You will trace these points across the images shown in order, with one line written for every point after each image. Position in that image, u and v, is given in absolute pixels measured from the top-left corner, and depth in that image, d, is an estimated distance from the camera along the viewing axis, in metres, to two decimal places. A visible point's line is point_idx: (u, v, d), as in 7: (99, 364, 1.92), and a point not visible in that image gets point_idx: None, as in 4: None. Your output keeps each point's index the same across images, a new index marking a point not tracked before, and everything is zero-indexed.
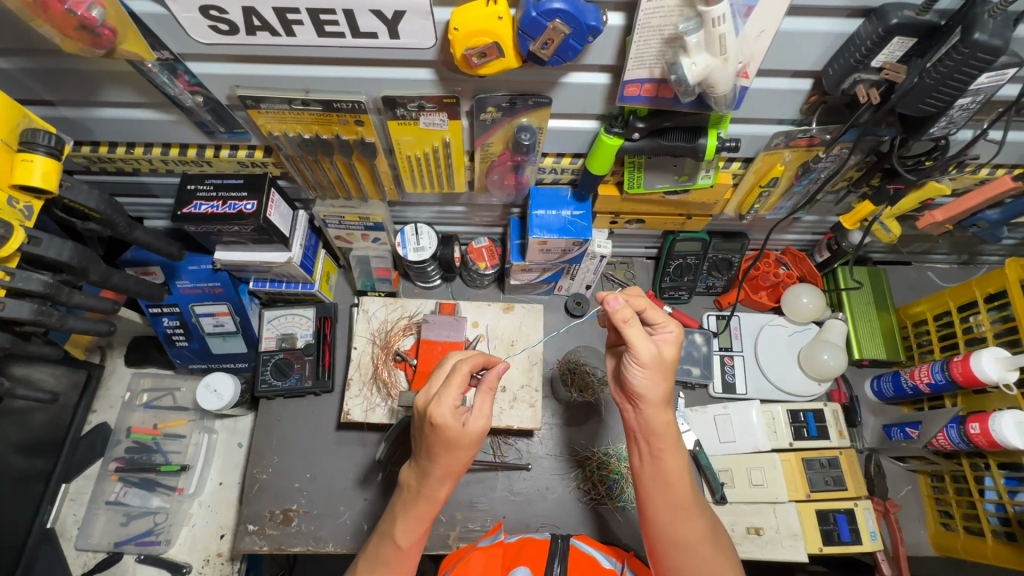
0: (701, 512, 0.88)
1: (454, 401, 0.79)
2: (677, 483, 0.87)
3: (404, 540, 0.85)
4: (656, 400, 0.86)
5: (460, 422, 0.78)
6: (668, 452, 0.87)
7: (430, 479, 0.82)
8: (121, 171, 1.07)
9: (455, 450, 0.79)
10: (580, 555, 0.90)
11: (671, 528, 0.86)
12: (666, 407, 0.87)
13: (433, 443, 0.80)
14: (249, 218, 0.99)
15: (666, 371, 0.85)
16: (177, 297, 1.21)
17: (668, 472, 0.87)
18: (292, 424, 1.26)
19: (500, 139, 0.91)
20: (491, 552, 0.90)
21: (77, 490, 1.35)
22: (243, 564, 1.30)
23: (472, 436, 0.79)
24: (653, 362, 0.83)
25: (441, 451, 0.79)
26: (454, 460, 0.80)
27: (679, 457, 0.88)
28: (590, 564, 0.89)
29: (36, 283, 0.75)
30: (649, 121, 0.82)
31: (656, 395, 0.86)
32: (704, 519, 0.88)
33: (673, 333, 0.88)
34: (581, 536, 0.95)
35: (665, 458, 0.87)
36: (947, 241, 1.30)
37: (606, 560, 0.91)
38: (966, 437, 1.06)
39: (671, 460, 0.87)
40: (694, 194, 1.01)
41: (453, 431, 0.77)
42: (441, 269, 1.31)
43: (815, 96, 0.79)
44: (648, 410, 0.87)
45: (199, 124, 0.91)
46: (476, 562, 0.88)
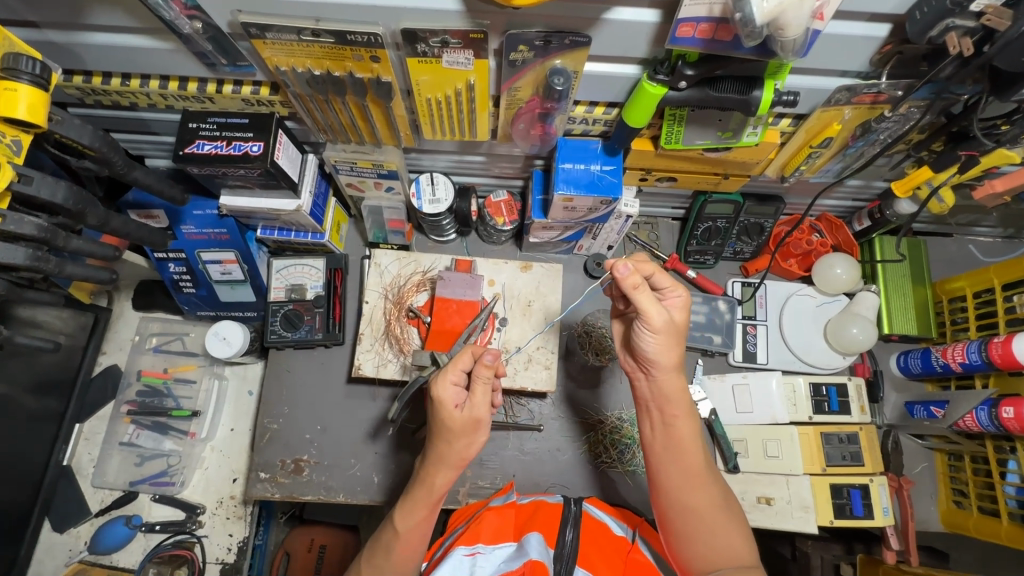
0: (712, 482, 0.85)
1: (453, 381, 0.82)
2: (688, 448, 0.85)
3: (404, 526, 0.85)
4: (668, 365, 0.84)
5: (454, 402, 0.81)
6: (679, 417, 0.86)
7: (427, 463, 0.84)
8: (118, 105, 0.99)
9: (448, 433, 0.81)
10: (592, 520, 0.89)
11: (681, 495, 0.84)
12: (676, 372, 0.86)
13: (433, 422, 0.83)
14: (256, 160, 0.93)
15: (674, 336, 0.83)
16: (183, 243, 1.17)
17: (679, 437, 0.85)
18: (302, 375, 1.25)
19: (529, 83, 0.82)
20: (504, 514, 0.89)
21: (91, 430, 1.36)
22: (256, 507, 1.33)
23: (464, 420, 0.81)
24: (662, 326, 0.81)
25: (436, 431, 0.82)
26: (449, 447, 0.82)
27: (688, 424, 0.86)
28: (602, 530, 0.88)
29: (30, 227, 0.70)
30: (700, 67, 0.73)
31: (669, 359, 0.84)
32: (714, 488, 0.85)
33: (680, 298, 0.85)
34: (592, 500, 0.95)
35: (676, 423, 0.86)
36: (998, 212, 1.22)
37: (617, 527, 0.92)
38: (996, 421, 1.02)
39: (682, 425, 0.86)
40: (735, 152, 0.93)
41: (446, 411, 0.80)
42: (457, 223, 1.25)
43: (891, 45, 0.70)
44: (660, 375, 0.85)
45: (198, 54, 0.83)
46: (490, 520, 0.88)
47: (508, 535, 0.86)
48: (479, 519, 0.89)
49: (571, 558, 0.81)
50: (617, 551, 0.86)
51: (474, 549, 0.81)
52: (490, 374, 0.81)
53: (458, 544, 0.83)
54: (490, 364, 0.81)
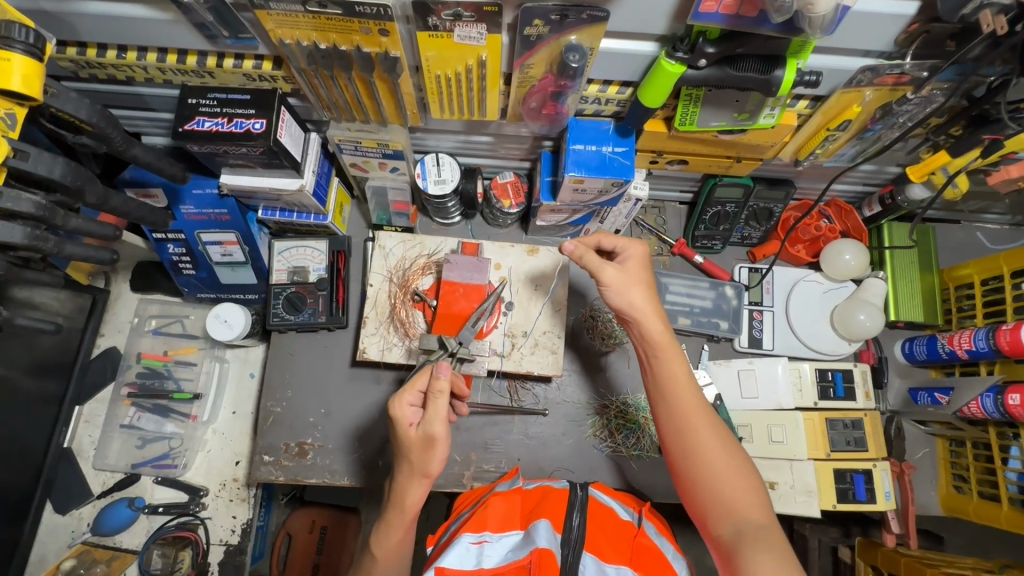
0: (716, 425, 0.86)
1: (409, 401, 0.86)
2: (681, 390, 0.88)
3: (381, 548, 0.87)
4: (644, 312, 0.91)
5: (410, 420, 0.85)
6: (667, 359, 0.89)
7: (395, 482, 0.88)
8: (113, 78, 0.96)
9: (406, 450, 0.85)
10: (598, 505, 0.89)
11: (684, 441, 0.85)
12: (658, 315, 0.91)
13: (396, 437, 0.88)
14: (258, 138, 0.90)
15: (635, 285, 0.92)
16: (182, 224, 1.14)
17: (675, 380, 0.88)
18: (305, 358, 1.23)
19: (543, 60, 0.79)
20: (511, 500, 0.89)
21: (90, 412, 1.35)
22: (259, 490, 1.32)
23: (416, 437, 0.84)
24: (616, 278, 0.91)
25: (397, 449, 0.86)
26: (409, 464, 0.85)
27: (678, 365, 0.89)
28: (608, 514, 0.88)
29: (27, 204, 0.68)
30: (722, 45, 0.71)
31: (643, 306, 0.91)
32: (716, 432, 0.85)
33: (637, 253, 0.94)
34: (597, 485, 0.95)
35: (664, 366, 0.89)
36: (1009, 198, 1.21)
37: (624, 512, 0.92)
38: (1002, 407, 1.02)
39: (674, 367, 0.89)
40: (750, 135, 0.91)
41: (402, 429, 0.84)
42: (462, 205, 1.23)
43: (918, 24, 0.68)
44: (640, 322, 0.91)
45: (198, 26, 0.79)
46: (496, 506, 0.87)
47: (516, 523, 0.85)
48: (484, 505, 0.88)
49: (578, 542, 0.81)
50: (624, 534, 0.86)
51: (480, 538, 0.81)
52: (443, 390, 0.83)
53: (465, 530, 0.83)
54: (440, 379, 0.83)
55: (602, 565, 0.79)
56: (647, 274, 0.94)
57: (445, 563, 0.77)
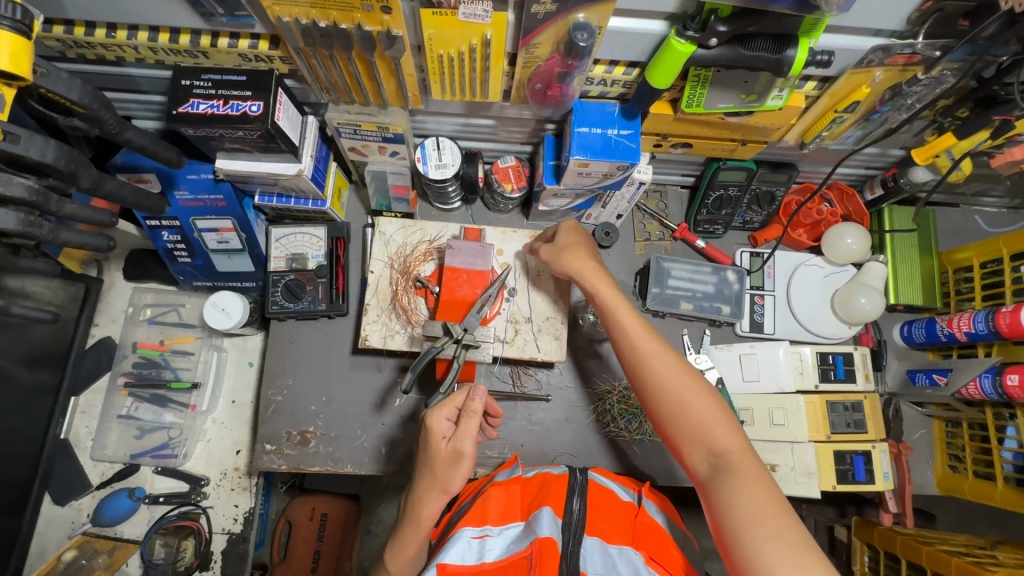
0: (669, 355, 0.85)
1: (445, 416, 0.85)
2: (628, 327, 0.88)
3: (396, 564, 0.86)
4: (586, 269, 0.95)
5: (443, 434, 0.84)
6: (607, 303, 0.91)
7: (414, 497, 0.86)
8: (102, 59, 0.92)
9: (432, 463, 0.84)
10: (597, 489, 0.89)
11: (643, 378, 0.84)
12: (586, 267, 0.95)
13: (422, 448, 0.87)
14: (256, 121, 0.88)
15: (568, 250, 0.98)
16: (177, 210, 1.12)
17: (620, 321, 0.89)
18: (305, 346, 1.22)
19: (549, 39, 0.78)
20: (510, 490, 0.90)
21: (87, 403, 1.33)
22: (261, 478, 1.32)
23: (445, 453, 0.83)
24: (551, 254, 1.00)
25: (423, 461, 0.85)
26: (433, 480, 0.84)
27: (622, 306, 0.90)
28: (607, 497, 0.88)
29: (19, 189, 0.65)
30: (733, 23, 0.69)
31: (584, 264, 0.96)
32: (672, 364, 0.83)
33: (568, 228, 1.03)
34: (596, 470, 0.96)
35: (608, 311, 0.91)
36: (1009, 181, 1.21)
37: (624, 493, 0.93)
38: (1000, 388, 1.04)
39: (617, 308, 0.90)
40: (757, 117, 0.90)
41: (433, 441, 0.83)
42: (463, 190, 1.21)
43: (933, 2, 0.67)
44: (580, 278, 0.95)
45: (192, 3, 0.76)
46: (496, 499, 0.88)
47: (516, 514, 0.86)
48: (484, 497, 0.88)
49: (579, 526, 0.81)
50: (625, 515, 0.87)
51: (481, 531, 0.81)
52: (479, 412, 0.83)
53: (466, 524, 0.83)
54: (477, 400, 0.83)
55: (606, 547, 0.79)
56: (580, 240, 1.01)
57: (447, 559, 0.76)
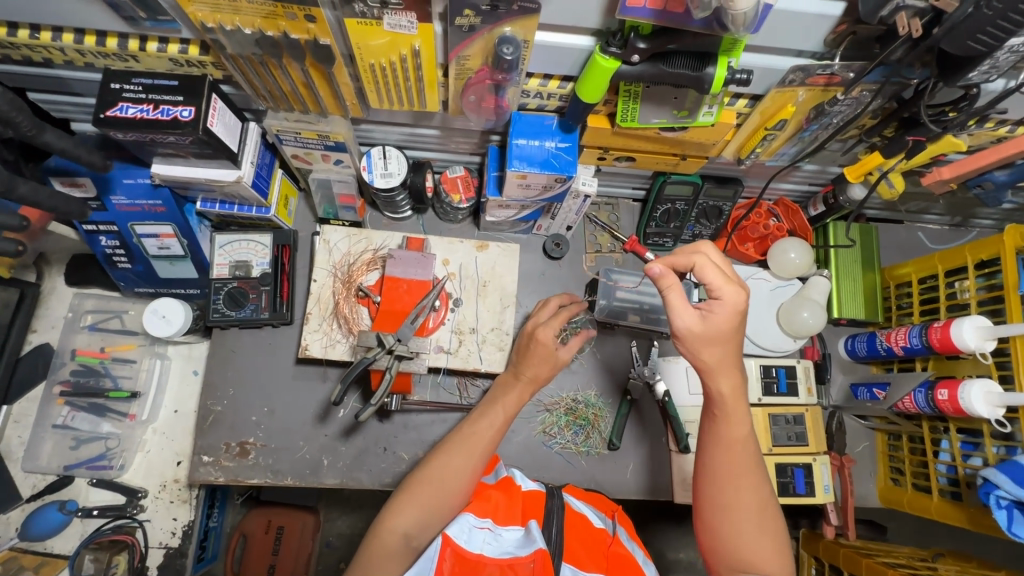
0: (758, 481, 0.84)
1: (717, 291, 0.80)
2: (736, 449, 0.84)
3: (460, 463, 0.89)
4: (716, 368, 0.83)
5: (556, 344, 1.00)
6: (728, 419, 0.85)
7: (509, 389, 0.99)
8: (30, 60, 0.90)
9: (543, 362, 0.99)
10: (573, 513, 0.90)
11: (721, 494, 0.83)
12: (728, 377, 0.84)
13: (530, 351, 0.99)
14: (186, 126, 0.87)
15: (721, 334, 0.80)
16: (114, 215, 1.09)
17: (732, 439, 0.85)
18: (249, 356, 1.20)
19: (478, 52, 0.78)
20: (512, 498, 0.91)
21: (20, 412, 1.28)
22: (202, 491, 1.28)
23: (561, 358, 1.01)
24: (700, 326, 0.80)
25: (533, 357, 0.99)
26: (531, 379, 1.00)
27: (739, 426, 0.85)
28: (582, 522, 0.89)
29: None
30: (653, 41, 0.70)
31: (721, 362, 0.82)
32: (755, 491, 0.83)
33: (728, 304, 0.79)
34: (570, 491, 0.97)
35: (727, 423, 0.85)
36: (947, 200, 1.25)
37: (597, 519, 0.92)
38: (933, 402, 1.05)
39: (732, 429, 0.85)
40: (691, 132, 0.91)
41: (549, 348, 0.98)
42: (412, 199, 1.20)
43: (845, 25, 0.68)
44: (713, 374, 0.83)
45: (114, 6, 0.75)
46: (497, 498, 0.91)
47: (515, 517, 0.88)
48: (484, 496, 0.91)
49: (557, 553, 0.81)
50: (599, 544, 0.86)
51: (484, 523, 0.86)
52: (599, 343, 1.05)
53: (468, 511, 0.88)
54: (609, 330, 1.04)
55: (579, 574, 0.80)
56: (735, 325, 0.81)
57: (450, 533, 0.82)
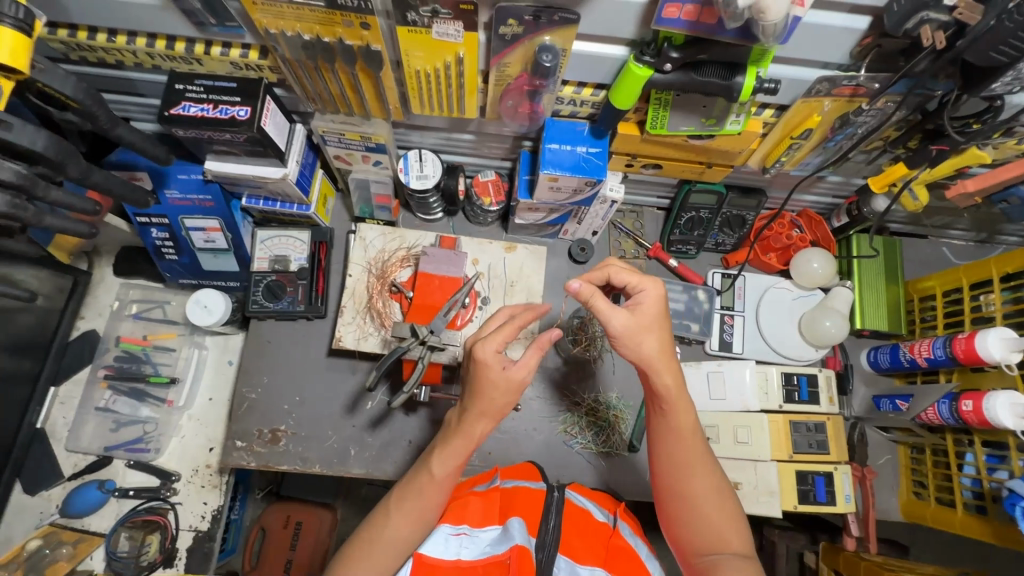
0: (708, 466, 0.86)
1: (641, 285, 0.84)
2: (683, 438, 0.85)
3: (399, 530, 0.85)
4: (655, 361, 0.82)
5: (501, 364, 0.81)
6: (674, 411, 0.85)
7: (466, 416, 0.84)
8: (104, 62, 0.98)
9: (491, 390, 0.81)
10: (573, 507, 0.90)
11: (677, 485, 0.85)
12: (670, 369, 0.83)
13: (473, 383, 0.83)
14: (243, 125, 0.93)
15: (649, 328, 0.82)
16: (166, 208, 1.16)
17: (678, 431, 0.85)
18: (283, 347, 1.25)
19: (518, 59, 0.83)
20: (490, 498, 0.90)
21: (66, 394, 1.35)
22: (231, 477, 1.33)
23: (511, 381, 0.81)
24: (629, 328, 0.81)
25: (477, 389, 0.82)
26: (467, 437, 0.85)
27: (684, 416, 0.85)
28: (583, 516, 0.89)
29: (8, 172, 0.68)
30: (685, 50, 0.74)
31: (658, 353, 0.82)
32: (707, 474, 0.85)
33: (654, 293, 0.83)
34: (573, 487, 0.98)
35: (671, 416, 0.85)
36: (971, 215, 1.26)
37: (598, 513, 0.93)
38: (956, 414, 1.05)
39: (682, 420, 0.85)
40: (718, 140, 0.94)
41: (490, 369, 0.80)
42: (444, 202, 1.26)
43: (871, 38, 0.72)
44: (648, 369, 0.83)
45: (187, 13, 0.81)
46: (476, 503, 0.90)
47: (494, 518, 0.87)
48: (463, 504, 0.90)
49: (553, 544, 0.82)
50: (599, 537, 0.87)
51: (459, 530, 0.85)
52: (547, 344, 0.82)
53: (444, 523, 0.87)
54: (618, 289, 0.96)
55: (575, 567, 0.81)
56: (661, 317, 0.83)
57: (424, 551, 0.82)
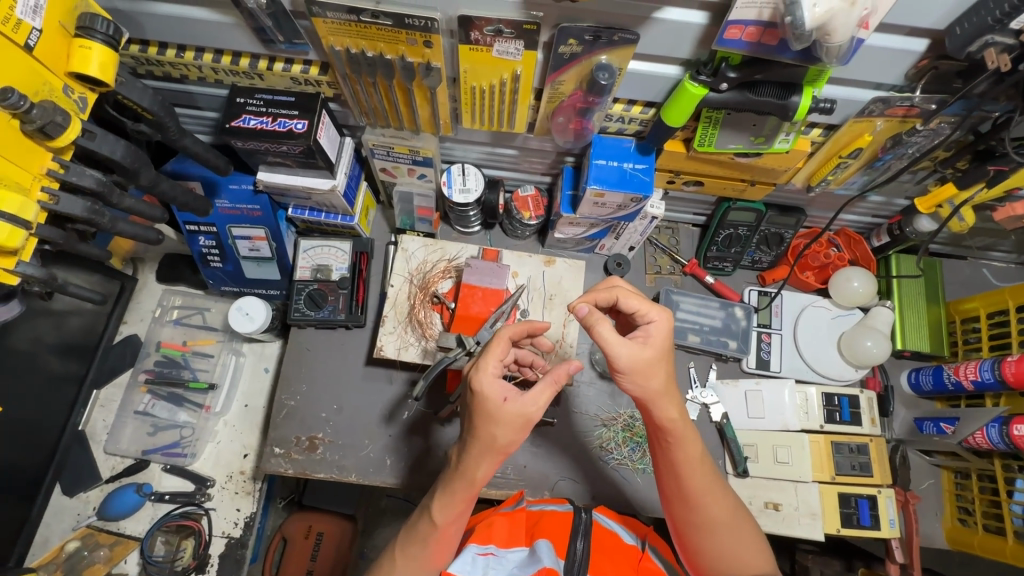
0: (720, 491, 0.86)
1: (646, 314, 0.82)
2: (691, 473, 0.84)
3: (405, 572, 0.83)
4: (658, 395, 0.81)
5: (504, 395, 0.74)
6: (680, 443, 0.83)
7: (468, 455, 0.77)
8: (168, 76, 1.02)
9: (495, 426, 0.75)
10: (602, 530, 0.91)
11: (692, 512, 0.85)
12: (673, 402, 0.82)
13: (474, 421, 0.76)
14: (300, 137, 0.96)
15: (656, 362, 0.79)
16: (216, 217, 1.20)
17: (689, 461, 0.84)
18: (322, 355, 1.26)
19: (573, 78, 0.85)
20: (515, 519, 0.92)
21: (107, 397, 1.37)
22: (264, 484, 1.33)
23: (514, 416, 0.74)
24: (638, 361, 0.78)
25: (479, 424, 0.75)
26: (468, 481, 0.79)
27: (692, 445, 0.83)
28: (610, 539, 0.90)
29: (90, 180, 0.70)
30: (743, 70, 0.76)
31: (662, 389, 0.80)
32: (721, 502, 0.85)
33: (660, 322, 0.82)
34: (601, 510, 0.98)
35: (677, 449, 0.84)
36: (1014, 236, 1.25)
37: (627, 535, 0.94)
38: (1007, 438, 1.03)
39: (688, 452, 0.84)
40: (765, 158, 0.95)
41: (493, 403, 0.74)
42: (483, 215, 1.27)
43: (928, 60, 0.73)
44: (654, 403, 0.81)
45: (257, 30, 0.85)
46: (501, 524, 0.91)
47: (520, 541, 0.89)
48: (489, 523, 0.91)
49: (582, 565, 0.83)
50: (628, 560, 0.87)
51: (486, 549, 0.86)
52: (558, 378, 0.77)
53: (471, 542, 0.87)
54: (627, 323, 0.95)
55: None
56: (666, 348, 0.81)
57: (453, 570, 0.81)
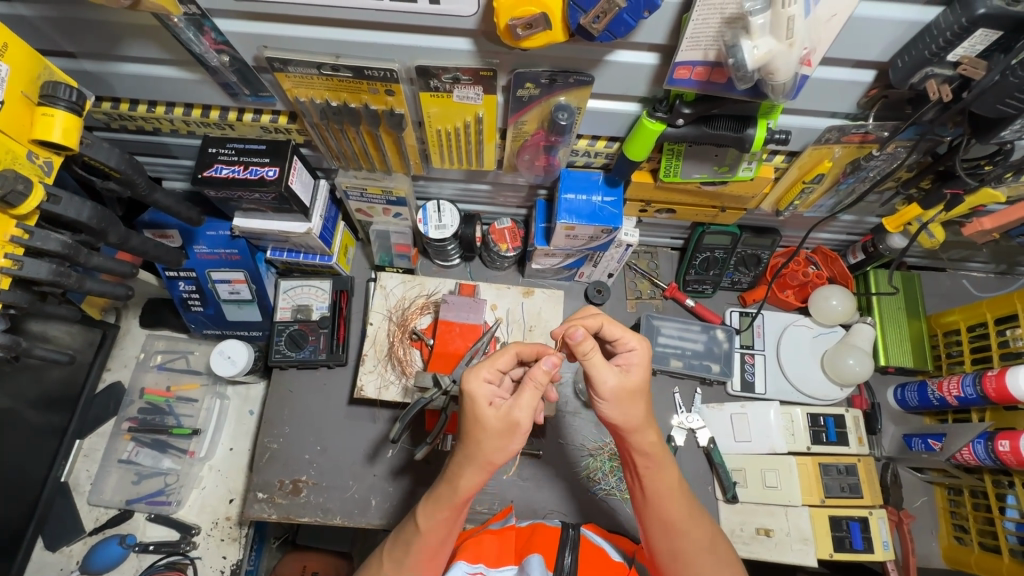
0: (699, 516, 0.85)
1: (626, 344, 0.82)
2: (669, 501, 0.83)
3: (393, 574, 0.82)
4: (635, 425, 0.80)
5: (488, 398, 0.73)
6: (657, 468, 0.83)
7: (456, 463, 0.76)
8: (142, 130, 1.04)
9: (479, 432, 0.73)
10: (590, 545, 0.90)
11: (671, 539, 0.83)
12: (650, 429, 0.82)
13: (462, 424, 0.75)
14: (271, 185, 0.96)
15: (637, 390, 0.79)
16: (195, 263, 1.21)
17: (665, 488, 0.83)
18: (304, 395, 1.25)
19: (534, 118, 0.87)
20: (504, 538, 0.90)
21: (90, 446, 1.36)
22: (251, 529, 1.31)
23: (499, 421, 0.73)
24: (621, 390, 0.77)
25: (467, 431, 0.74)
26: (453, 488, 0.77)
27: (667, 472, 0.83)
28: (600, 555, 0.88)
29: (54, 244, 0.72)
30: (696, 106, 0.77)
31: (639, 419, 0.79)
32: (700, 530, 0.84)
33: (639, 351, 0.81)
34: (589, 526, 0.95)
35: (654, 477, 0.83)
36: (988, 248, 1.26)
37: (615, 552, 0.90)
38: (992, 454, 1.03)
39: (665, 479, 0.83)
40: (731, 186, 0.97)
41: (479, 408, 0.73)
42: (462, 248, 1.27)
43: (877, 90, 0.74)
44: (630, 433, 0.80)
45: (223, 85, 0.87)
46: (491, 542, 0.89)
47: (510, 559, 0.88)
48: (478, 541, 0.89)
49: None
50: None
51: (476, 569, 0.84)
52: (543, 378, 0.75)
53: (460, 559, 0.86)
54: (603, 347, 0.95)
55: None
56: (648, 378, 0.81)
57: None
